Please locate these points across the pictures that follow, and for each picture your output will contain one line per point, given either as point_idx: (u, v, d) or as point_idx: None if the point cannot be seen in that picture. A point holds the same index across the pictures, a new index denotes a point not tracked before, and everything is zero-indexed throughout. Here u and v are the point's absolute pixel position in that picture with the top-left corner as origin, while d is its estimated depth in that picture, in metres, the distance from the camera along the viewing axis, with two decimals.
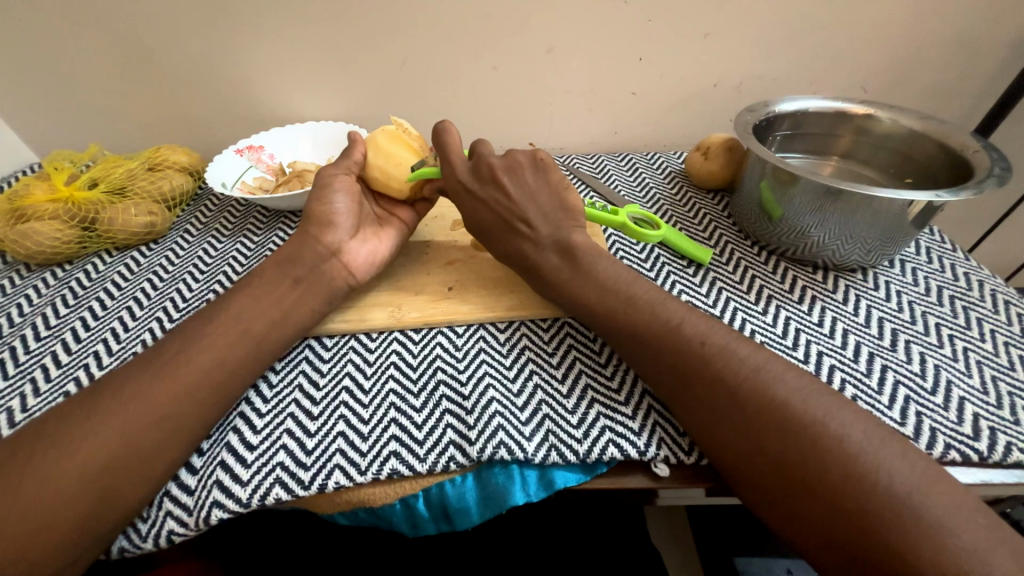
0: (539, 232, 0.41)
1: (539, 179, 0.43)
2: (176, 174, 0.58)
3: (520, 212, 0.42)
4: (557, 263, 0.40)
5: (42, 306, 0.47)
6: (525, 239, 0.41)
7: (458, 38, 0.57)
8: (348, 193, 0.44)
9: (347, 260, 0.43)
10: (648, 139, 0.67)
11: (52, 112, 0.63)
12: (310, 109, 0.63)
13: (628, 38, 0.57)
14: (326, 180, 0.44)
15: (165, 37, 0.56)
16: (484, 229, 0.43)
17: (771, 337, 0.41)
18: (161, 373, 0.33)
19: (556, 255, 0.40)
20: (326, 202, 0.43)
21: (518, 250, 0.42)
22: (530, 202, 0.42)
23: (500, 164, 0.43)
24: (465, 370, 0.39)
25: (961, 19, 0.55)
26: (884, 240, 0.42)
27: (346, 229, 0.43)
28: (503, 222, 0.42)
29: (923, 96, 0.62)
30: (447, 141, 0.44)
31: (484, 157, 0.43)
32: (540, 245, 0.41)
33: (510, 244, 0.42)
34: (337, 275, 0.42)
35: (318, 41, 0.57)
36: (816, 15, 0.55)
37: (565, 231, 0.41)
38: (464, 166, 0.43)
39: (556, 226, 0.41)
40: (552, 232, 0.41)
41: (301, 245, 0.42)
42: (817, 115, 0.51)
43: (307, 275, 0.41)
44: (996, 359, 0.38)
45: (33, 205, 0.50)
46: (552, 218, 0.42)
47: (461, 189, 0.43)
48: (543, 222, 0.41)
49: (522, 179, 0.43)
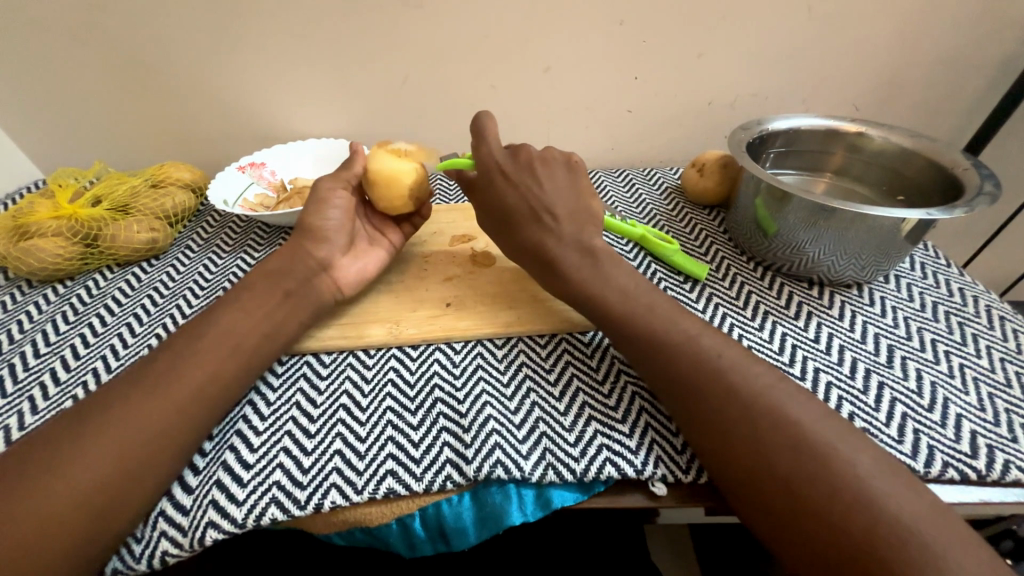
0: (563, 225, 0.41)
1: (567, 178, 0.44)
2: (179, 190, 0.59)
3: (548, 205, 0.42)
4: (575, 264, 0.40)
5: (42, 322, 0.48)
6: (548, 231, 0.41)
7: (457, 59, 0.58)
8: (340, 207, 0.45)
9: (336, 277, 0.43)
10: (645, 155, 0.68)
11: (60, 130, 0.64)
12: (313, 127, 0.65)
13: (624, 58, 0.58)
14: (321, 194, 0.45)
15: (174, 59, 0.58)
16: (506, 219, 0.43)
17: (767, 352, 0.41)
18: (159, 390, 0.34)
19: (576, 252, 0.40)
20: (320, 216, 0.44)
21: (538, 242, 0.41)
22: (558, 197, 0.42)
23: (535, 159, 0.43)
24: (463, 388, 0.40)
25: (947, 41, 0.57)
26: (879, 256, 0.43)
27: (339, 245, 0.44)
28: (530, 213, 0.42)
29: (915, 115, 0.63)
30: (487, 132, 0.45)
31: (520, 151, 0.44)
32: (562, 238, 0.41)
33: (531, 234, 0.42)
34: (325, 291, 0.42)
35: (321, 62, 0.58)
36: (806, 36, 0.57)
37: (585, 235, 0.41)
38: (500, 156, 0.44)
39: (579, 224, 0.42)
40: (575, 229, 0.41)
41: (299, 259, 0.42)
42: (809, 133, 0.52)
43: (299, 290, 0.41)
44: (992, 375, 0.38)
45: (37, 222, 0.51)
46: (576, 214, 0.42)
47: (492, 177, 0.44)
48: (567, 218, 0.42)
49: (553, 175, 0.43)
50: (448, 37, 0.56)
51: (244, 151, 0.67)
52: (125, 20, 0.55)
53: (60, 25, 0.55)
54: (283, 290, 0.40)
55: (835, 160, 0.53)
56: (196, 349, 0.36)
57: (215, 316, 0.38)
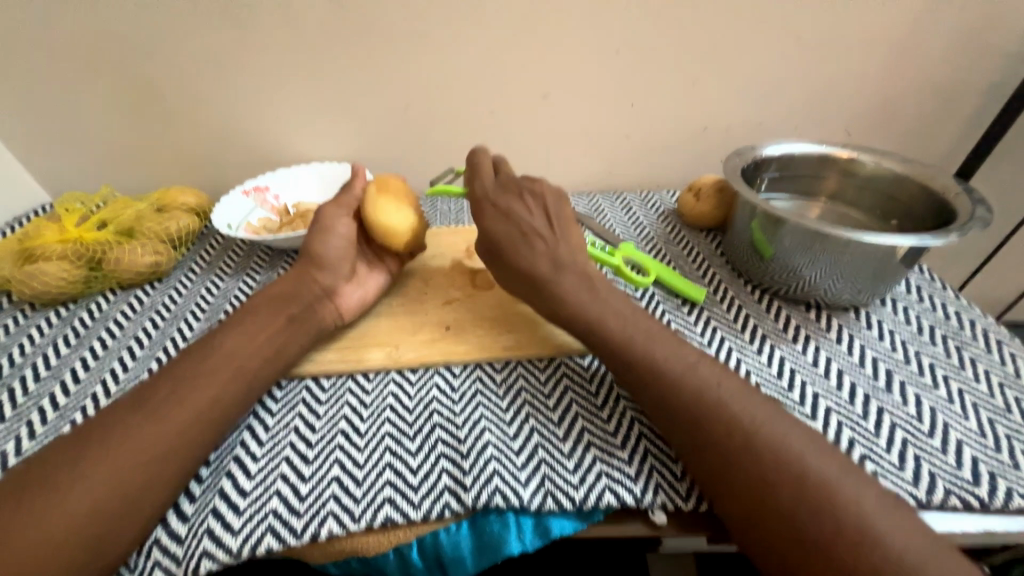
0: (553, 252, 0.42)
1: (556, 208, 0.45)
2: (184, 214, 0.60)
3: (541, 233, 0.43)
4: (574, 288, 0.40)
5: (44, 345, 0.48)
6: (544, 256, 0.42)
7: (458, 87, 0.60)
8: (342, 235, 0.46)
9: (339, 303, 0.44)
10: (642, 178, 0.69)
11: (69, 155, 0.65)
12: (316, 152, 0.66)
13: (620, 86, 0.60)
14: (325, 223, 0.46)
15: (184, 87, 0.60)
16: (498, 244, 0.43)
17: (766, 377, 0.41)
18: (158, 416, 0.34)
19: (572, 278, 0.41)
20: (322, 244, 0.45)
21: (529, 266, 0.41)
22: (547, 225, 0.44)
23: (524, 190, 0.45)
24: (461, 413, 0.39)
25: (934, 70, 0.58)
26: (874, 279, 0.43)
27: (342, 274, 0.44)
28: (521, 238, 0.43)
29: (906, 140, 0.64)
30: (478, 169, 0.47)
31: (510, 183, 0.46)
32: (552, 263, 0.42)
33: (523, 257, 0.42)
34: (327, 317, 0.43)
35: (326, 90, 0.60)
36: (796, 65, 0.58)
37: (580, 262, 0.42)
38: (491, 187, 0.46)
39: (571, 251, 0.43)
40: (568, 256, 0.42)
41: (303, 285, 0.43)
42: (802, 159, 0.53)
43: (301, 314, 0.42)
44: (991, 400, 0.38)
45: (43, 246, 0.52)
46: (567, 242, 0.43)
47: (485, 206, 0.45)
48: (557, 245, 0.43)
49: (544, 205, 0.45)
50: (450, 65, 0.58)
51: (249, 175, 0.68)
52: (139, 51, 0.57)
53: (76, 55, 0.57)
54: (285, 314, 0.41)
55: (829, 185, 0.54)
56: (197, 374, 0.36)
57: (216, 341, 0.38)
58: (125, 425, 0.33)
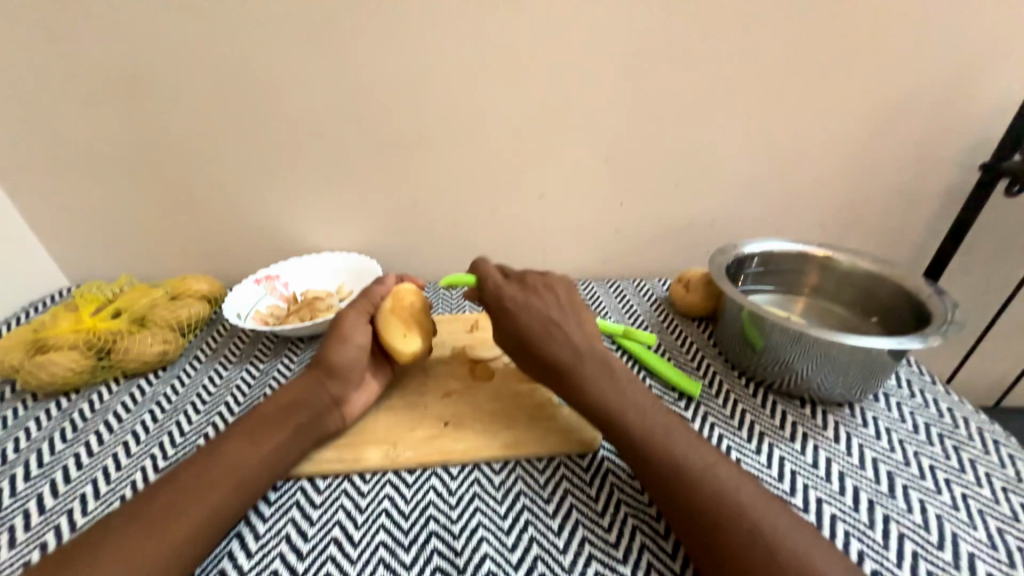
0: (574, 341, 0.44)
1: (568, 298, 0.48)
2: (195, 301, 0.62)
3: (560, 322, 0.45)
4: (593, 378, 0.41)
5: (40, 439, 0.47)
6: (565, 346, 0.43)
7: (462, 188, 0.65)
8: (359, 344, 0.46)
9: (346, 410, 0.45)
10: (634, 267, 0.73)
11: (90, 247, 0.69)
12: (327, 242, 0.70)
13: (610, 187, 0.66)
14: (341, 330, 0.47)
15: (209, 188, 0.65)
16: (520, 336, 0.45)
17: (767, 480, 0.40)
18: (153, 530, 0.33)
19: (592, 366, 0.42)
20: (338, 353, 0.46)
21: (554, 356, 0.43)
22: (566, 315, 0.46)
23: (539, 282, 0.48)
24: (458, 520, 0.39)
25: (892, 176, 0.65)
26: (865, 377, 0.45)
27: (355, 384, 0.46)
28: (542, 329, 0.44)
29: (877, 234, 0.69)
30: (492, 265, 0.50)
31: (524, 277, 0.49)
32: (575, 353, 0.43)
33: (547, 347, 0.43)
34: (331, 423, 0.44)
35: (340, 190, 0.65)
36: (767, 172, 0.65)
37: (600, 347, 0.44)
38: (507, 282, 0.48)
39: (590, 340, 0.45)
40: (587, 344, 0.44)
41: (313, 395, 0.44)
42: (783, 256, 0.57)
43: (309, 423, 0.42)
44: (997, 508, 0.38)
45: (57, 336, 0.53)
46: (584, 330, 0.45)
47: (504, 299, 0.46)
48: (577, 335, 0.44)
49: (557, 297, 0.47)
50: (455, 170, 0.64)
51: (261, 263, 0.71)
52: (170, 158, 0.63)
53: (114, 163, 0.63)
54: (293, 424, 0.42)
55: (811, 279, 0.58)
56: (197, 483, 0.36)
57: (219, 445, 0.39)
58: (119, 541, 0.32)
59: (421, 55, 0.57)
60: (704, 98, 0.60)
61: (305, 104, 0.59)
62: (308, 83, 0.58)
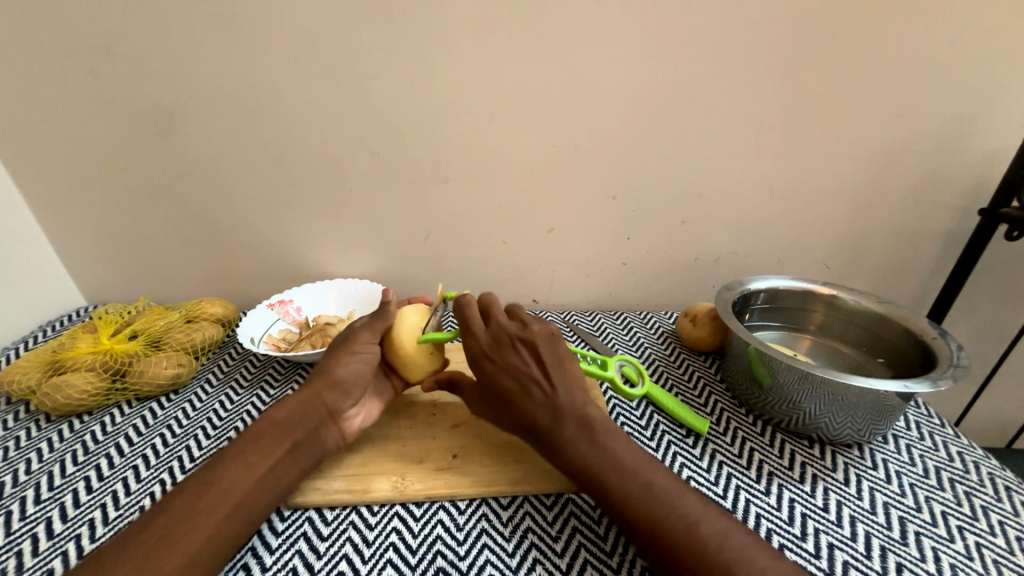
0: (555, 397, 0.40)
1: (553, 347, 0.43)
2: (210, 324, 0.63)
3: (540, 377, 0.41)
4: (573, 436, 0.39)
5: (51, 462, 0.48)
6: (542, 406, 0.40)
7: (475, 220, 0.67)
8: (366, 358, 0.47)
9: (342, 425, 0.45)
10: (640, 300, 0.75)
11: (110, 270, 0.70)
12: (340, 269, 0.71)
13: (618, 223, 0.68)
14: (351, 343, 0.47)
15: (226, 216, 0.66)
16: (500, 396, 0.42)
17: (778, 524, 0.40)
18: (144, 561, 0.32)
19: (572, 424, 0.39)
20: (344, 364, 0.46)
21: (534, 419, 0.40)
22: (546, 365, 0.42)
23: (517, 333, 0.44)
24: (466, 556, 0.39)
25: (892, 215, 0.67)
26: (873, 420, 0.45)
27: (352, 397, 0.45)
28: (521, 387, 0.41)
29: (877, 270, 0.72)
30: (468, 317, 0.46)
31: (501, 326, 0.45)
32: (555, 411, 0.40)
33: (525, 409, 0.41)
34: (328, 441, 0.44)
35: (356, 221, 0.67)
36: (769, 211, 0.67)
37: (581, 403, 0.41)
38: (484, 337, 0.44)
39: (573, 393, 0.41)
40: (567, 400, 0.40)
41: (310, 408, 0.43)
42: (788, 292, 0.59)
43: (305, 439, 0.42)
44: (1011, 557, 0.38)
45: (74, 357, 0.54)
46: (567, 382, 0.41)
47: (479, 359, 0.44)
48: (558, 387, 0.41)
49: (536, 346, 0.43)
50: (468, 205, 0.66)
51: (277, 288, 0.73)
52: (188, 187, 0.64)
53: (132, 188, 0.64)
54: (292, 444, 0.41)
55: (816, 318, 0.59)
56: (191, 511, 0.35)
57: (216, 469, 0.38)
58: (112, 566, 0.31)
59: (439, 95, 0.58)
60: (712, 139, 0.62)
61: (324, 139, 0.61)
62: (328, 119, 0.59)
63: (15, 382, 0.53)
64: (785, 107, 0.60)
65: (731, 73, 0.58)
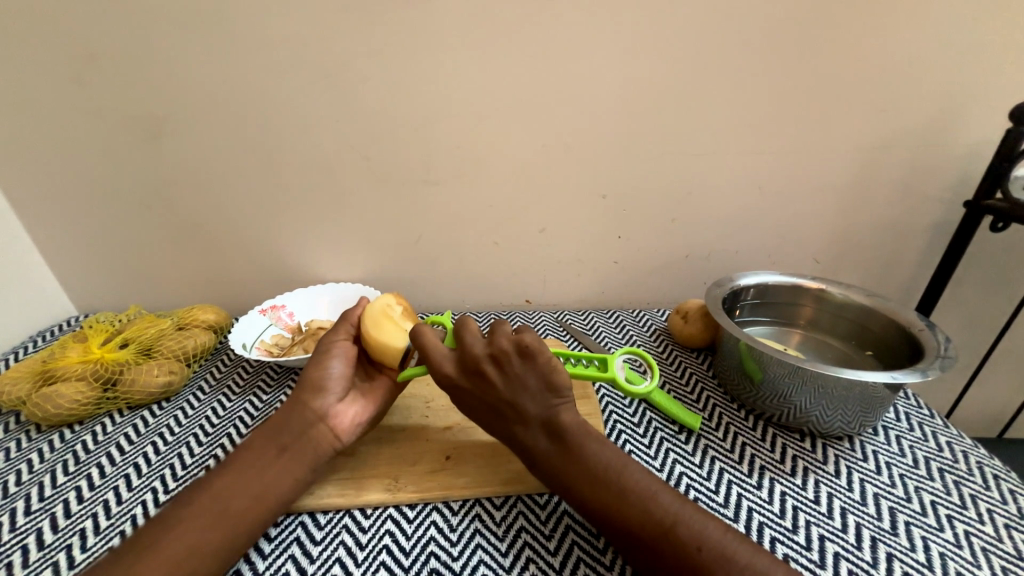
0: (527, 414, 0.40)
1: (525, 362, 0.40)
2: (201, 331, 0.63)
3: (510, 397, 0.40)
4: (548, 447, 0.39)
5: (41, 473, 0.47)
6: (517, 422, 0.40)
7: (466, 222, 0.67)
8: (346, 356, 0.47)
9: (333, 423, 0.43)
10: (633, 297, 0.76)
11: (100, 279, 0.70)
12: (332, 273, 0.71)
13: (609, 222, 0.68)
14: (325, 344, 0.47)
15: (217, 223, 0.66)
16: (477, 415, 0.43)
17: (770, 518, 0.40)
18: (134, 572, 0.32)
19: (545, 437, 0.39)
20: (325, 366, 0.45)
21: (512, 437, 0.40)
22: (518, 385, 0.40)
23: (484, 353, 0.41)
24: (459, 556, 0.39)
25: (879, 209, 0.68)
26: (863, 412, 0.45)
27: (335, 394, 0.45)
28: (493, 408, 0.41)
29: (866, 264, 0.72)
30: (428, 341, 0.43)
31: (467, 346, 0.42)
32: (531, 428, 0.40)
33: (500, 426, 0.41)
34: (321, 442, 0.42)
35: (347, 225, 0.67)
36: (758, 207, 0.67)
37: (555, 415, 0.40)
38: (450, 362, 0.42)
39: (547, 406, 0.40)
40: (539, 413, 0.40)
41: (295, 410, 0.43)
42: (778, 288, 0.59)
43: (295, 442, 0.41)
44: (1000, 545, 0.38)
45: (63, 367, 0.53)
46: (540, 397, 0.40)
47: (452, 383, 0.42)
48: (531, 401, 0.40)
49: (504, 367, 0.40)
50: (459, 207, 0.66)
51: (270, 292, 0.73)
52: (178, 194, 0.64)
53: (122, 196, 0.63)
54: (281, 449, 0.41)
55: (806, 312, 0.60)
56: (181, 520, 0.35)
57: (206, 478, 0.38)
58: None
59: (429, 98, 0.59)
60: (700, 137, 0.62)
61: (314, 144, 0.61)
62: (318, 124, 0.60)
63: (5, 393, 0.53)
64: (772, 104, 0.60)
65: (718, 72, 0.58)
